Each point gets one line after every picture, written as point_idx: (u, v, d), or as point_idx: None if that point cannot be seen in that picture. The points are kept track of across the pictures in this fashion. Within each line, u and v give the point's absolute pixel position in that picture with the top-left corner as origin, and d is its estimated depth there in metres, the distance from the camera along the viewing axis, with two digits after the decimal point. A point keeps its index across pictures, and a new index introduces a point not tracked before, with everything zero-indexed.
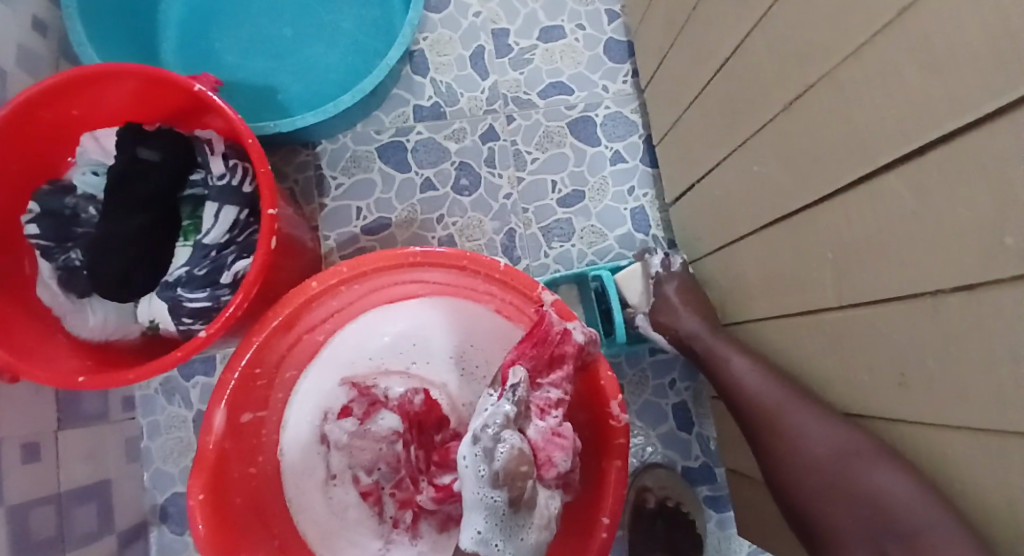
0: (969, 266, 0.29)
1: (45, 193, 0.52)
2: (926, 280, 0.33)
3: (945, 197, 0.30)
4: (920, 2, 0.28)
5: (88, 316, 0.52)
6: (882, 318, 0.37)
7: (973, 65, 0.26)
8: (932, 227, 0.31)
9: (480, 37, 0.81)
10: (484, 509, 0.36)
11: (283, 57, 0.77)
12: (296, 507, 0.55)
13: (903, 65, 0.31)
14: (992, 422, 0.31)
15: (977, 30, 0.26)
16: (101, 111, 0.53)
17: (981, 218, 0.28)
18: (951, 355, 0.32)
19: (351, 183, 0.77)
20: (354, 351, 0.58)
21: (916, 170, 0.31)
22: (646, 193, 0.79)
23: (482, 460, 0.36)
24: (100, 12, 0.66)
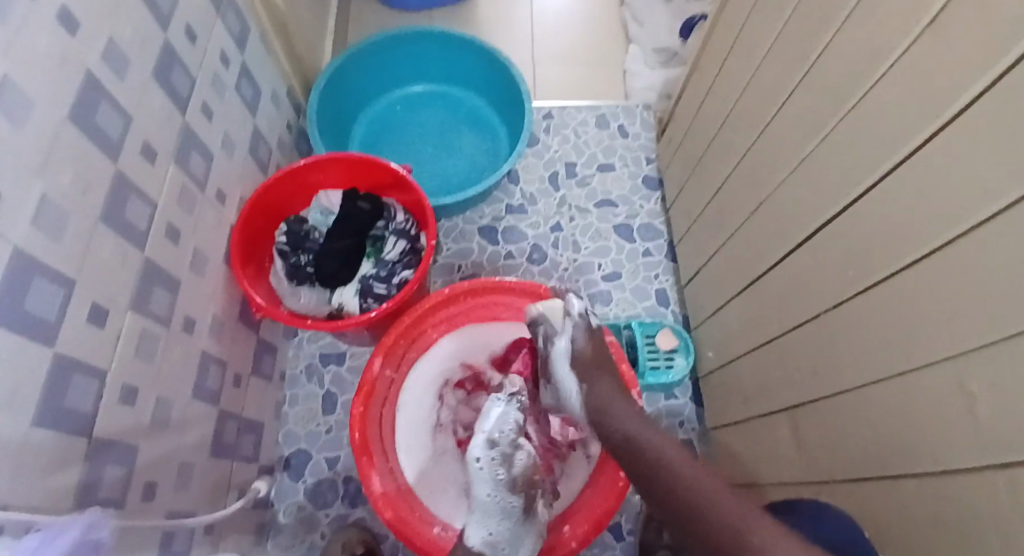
0: (855, 275, 0.56)
1: (292, 221, 0.87)
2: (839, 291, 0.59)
3: (845, 243, 0.57)
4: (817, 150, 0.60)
5: (301, 295, 0.83)
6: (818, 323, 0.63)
7: (846, 173, 0.56)
8: (841, 258, 0.59)
9: (556, 165, 1.17)
10: (504, 510, 0.63)
11: (424, 165, 1.16)
12: (406, 443, 0.78)
13: None
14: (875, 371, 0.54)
15: (851, 159, 0.55)
16: (332, 180, 0.89)
17: (858, 248, 0.55)
18: (850, 333, 0.57)
19: (456, 248, 1.09)
20: (465, 346, 0.85)
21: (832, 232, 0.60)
22: (668, 279, 1.08)
23: (495, 462, 0.62)
24: (326, 127, 1.06)
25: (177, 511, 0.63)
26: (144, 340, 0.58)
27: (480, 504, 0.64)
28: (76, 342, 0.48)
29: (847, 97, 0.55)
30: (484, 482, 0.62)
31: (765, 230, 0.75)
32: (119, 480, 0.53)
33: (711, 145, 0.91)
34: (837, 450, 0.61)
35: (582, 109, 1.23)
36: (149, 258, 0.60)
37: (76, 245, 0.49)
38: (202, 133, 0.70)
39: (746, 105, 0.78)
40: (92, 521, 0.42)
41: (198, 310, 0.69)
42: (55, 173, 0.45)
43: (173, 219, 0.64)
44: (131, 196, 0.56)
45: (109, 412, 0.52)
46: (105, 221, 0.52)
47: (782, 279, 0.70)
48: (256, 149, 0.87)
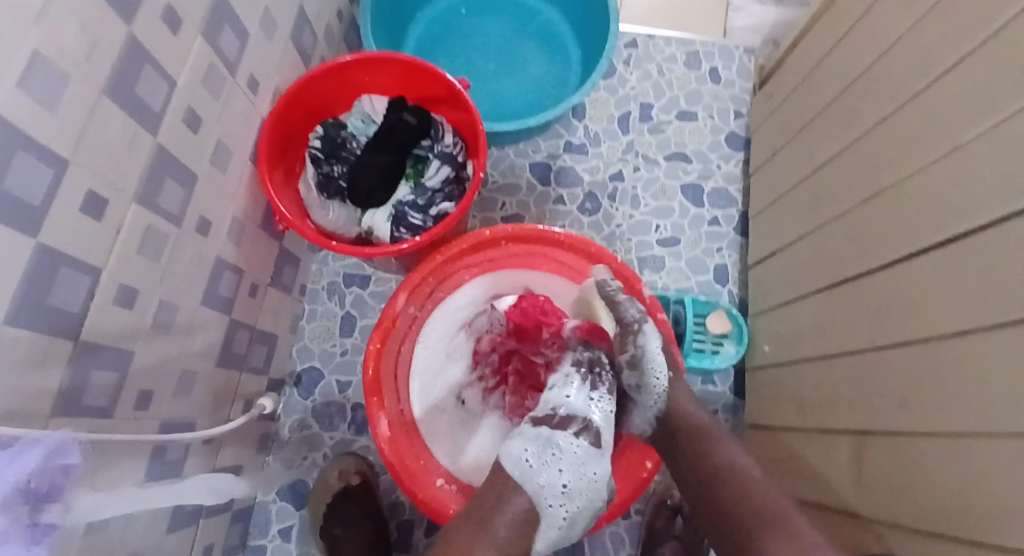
0: (993, 309, 0.45)
1: (329, 124, 0.78)
2: (968, 322, 0.47)
3: (1007, 267, 0.44)
4: (993, 139, 0.47)
5: (329, 211, 0.75)
6: (928, 352, 0.52)
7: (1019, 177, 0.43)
8: (984, 277, 0.46)
9: (630, 104, 1.03)
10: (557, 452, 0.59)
11: (482, 83, 1.03)
12: (414, 377, 0.75)
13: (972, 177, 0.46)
14: (988, 428, 0.44)
15: None
16: (378, 83, 0.79)
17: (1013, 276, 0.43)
18: (974, 377, 0.46)
19: (503, 182, 0.99)
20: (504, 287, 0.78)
21: (977, 241, 0.47)
22: (731, 255, 0.97)
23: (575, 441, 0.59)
24: (379, 20, 0.94)
25: (173, 421, 0.59)
26: (150, 238, 0.51)
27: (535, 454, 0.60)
28: (70, 236, 0.41)
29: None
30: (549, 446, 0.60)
31: (876, 226, 0.62)
32: (108, 388, 0.49)
33: (826, 108, 0.76)
34: (908, 496, 0.53)
35: (672, 42, 1.06)
36: (163, 145, 0.51)
37: (75, 114, 0.40)
38: (240, 5, 0.60)
39: (893, 66, 0.63)
40: (59, 445, 0.41)
41: (217, 211, 0.62)
42: (55, 28, 0.36)
43: (196, 103, 0.55)
44: (148, 67, 0.47)
45: (104, 313, 0.47)
46: (113, 93, 0.43)
47: (887, 287, 0.59)
48: (299, 35, 0.76)
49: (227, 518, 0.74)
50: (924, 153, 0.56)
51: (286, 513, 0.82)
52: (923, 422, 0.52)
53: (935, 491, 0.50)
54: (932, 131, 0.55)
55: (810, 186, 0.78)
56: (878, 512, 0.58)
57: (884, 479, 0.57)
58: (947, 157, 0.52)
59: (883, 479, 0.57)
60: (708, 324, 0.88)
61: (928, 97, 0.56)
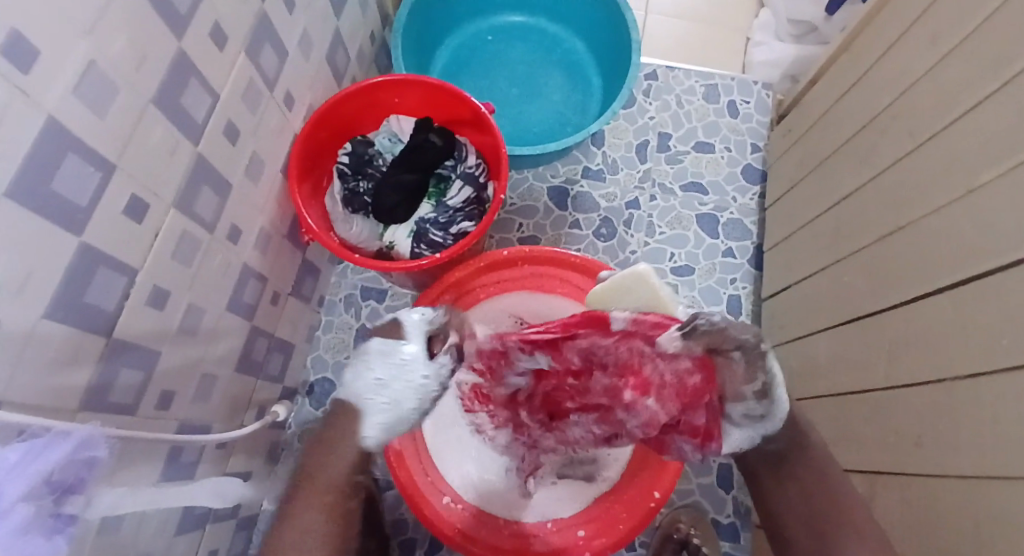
0: (1010, 351, 0.45)
1: (358, 141, 0.81)
2: (988, 363, 0.47)
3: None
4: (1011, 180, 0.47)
5: (353, 226, 0.77)
6: (945, 393, 0.52)
7: None
8: (999, 316, 0.47)
9: (648, 134, 1.05)
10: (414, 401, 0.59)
11: (505, 108, 1.06)
12: None
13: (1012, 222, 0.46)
14: (1005, 472, 0.44)
15: None
16: (407, 105, 0.82)
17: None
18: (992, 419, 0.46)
19: (521, 205, 1.01)
20: (518, 309, 0.79)
21: (993, 283, 0.48)
22: (745, 287, 0.98)
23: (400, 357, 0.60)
24: (409, 45, 0.97)
25: (191, 423, 0.60)
26: (184, 243, 0.53)
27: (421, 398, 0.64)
28: (110, 237, 0.43)
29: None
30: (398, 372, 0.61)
31: (893, 264, 0.63)
32: (133, 387, 0.50)
33: (844, 144, 0.77)
34: (921, 537, 0.53)
35: (691, 75, 1.09)
36: (202, 155, 0.53)
37: (122, 121, 0.42)
38: (281, 25, 0.63)
39: (912, 107, 0.64)
40: (88, 438, 0.42)
41: (247, 220, 0.64)
42: (106, 37, 0.38)
43: (235, 116, 0.57)
44: (193, 80, 0.49)
45: (136, 313, 0.48)
46: (159, 103, 0.46)
47: (901, 326, 0.60)
48: (333, 55, 0.80)
49: (233, 526, 0.74)
50: (941, 194, 0.57)
51: None
52: (936, 462, 0.52)
53: (948, 532, 0.49)
54: (951, 173, 0.56)
55: (827, 222, 0.78)
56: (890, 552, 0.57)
57: (898, 519, 0.56)
58: (963, 199, 0.54)
59: (897, 520, 0.56)
60: None
61: (948, 138, 0.57)
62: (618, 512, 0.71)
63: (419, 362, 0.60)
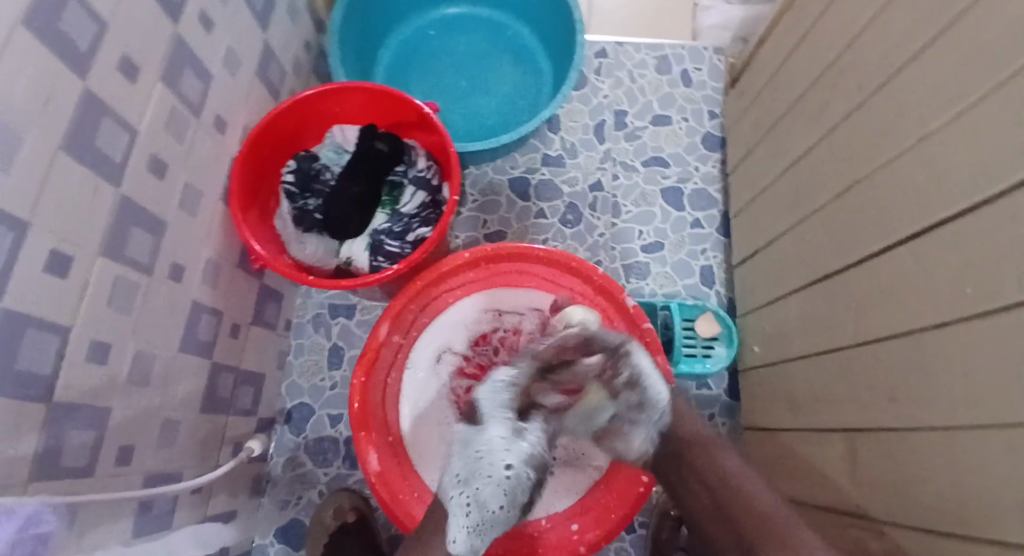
0: (974, 297, 0.44)
1: (301, 157, 0.77)
2: (953, 312, 0.47)
3: (986, 255, 0.43)
4: (958, 127, 0.47)
5: (307, 246, 0.74)
6: (915, 343, 0.51)
7: (995, 165, 0.43)
8: (964, 262, 0.46)
9: (604, 113, 1.03)
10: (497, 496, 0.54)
11: (456, 103, 1.04)
12: (402, 401, 0.73)
13: (966, 169, 0.46)
14: (980, 422, 0.43)
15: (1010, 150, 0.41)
16: (349, 113, 0.79)
17: (988, 258, 0.43)
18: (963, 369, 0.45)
19: (483, 200, 0.99)
20: (489, 309, 0.77)
21: (952, 230, 0.48)
22: (716, 256, 0.97)
23: (532, 477, 0.49)
24: (348, 49, 0.94)
25: (158, 473, 0.58)
26: (120, 290, 0.50)
27: (471, 534, 0.48)
28: (34, 298, 0.40)
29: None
30: (519, 487, 0.48)
31: (854, 219, 0.62)
32: (86, 448, 0.48)
33: (797, 103, 0.77)
34: (902, 491, 0.53)
35: (641, 48, 1.07)
36: (127, 195, 0.50)
37: (32, 176, 0.39)
38: (200, 47, 0.59)
39: (858, 61, 0.63)
40: (34, 514, 0.40)
41: (189, 254, 0.61)
42: (3, 88, 0.35)
43: (160, 149, 0.54)
44: (106, 119, 0.46)
45: (76, 372, 0.46)
46: (70, 149, 0.43)
47: (868, 282, 0.59)
48: (266, 71, 0.76)
49: None
50: (893, 144, 0.56)
51: (285, 554, 0.80)
52: (912, 416, 0.52)
53: (928, 486, 0.49)
54: (902, 123, 0.55)
55: (788, 183, 0.78)
56: (874, 507, 0.57)
57: (880, 476, 0.56)
58: (914, 148, 0.53)
59: (879, 476, 0.56)
60: (697, 327, 0.88)
61: (896, 87, 0.56)
62: (609, 501, 0.70)
63: (497, 450, 0.49)
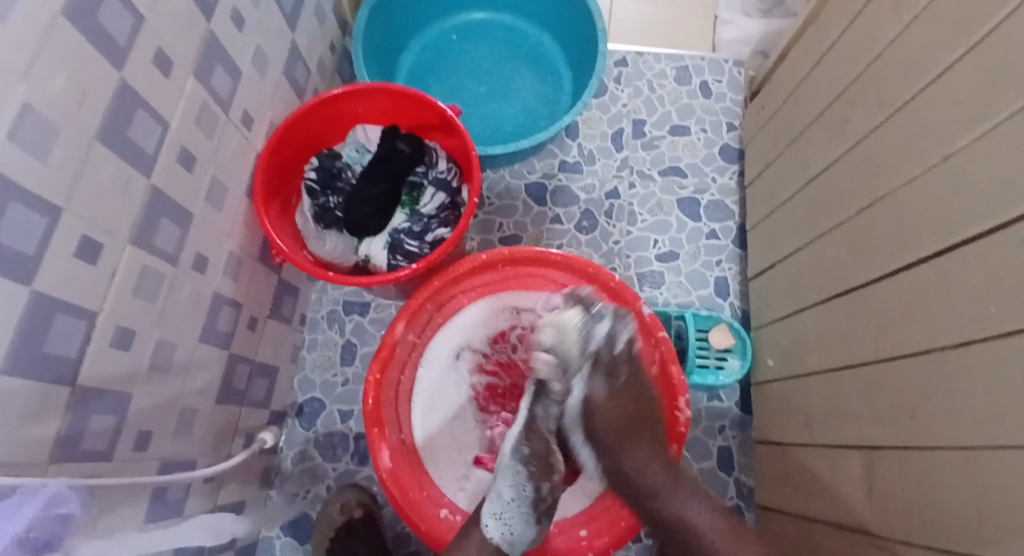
0: (997, 317, 0.44)
1: (324, 155, 0.78)
2: (975, 332, 0.47)
3: (1011, 276, 0.43)
4: (984, 146, 0.47)
5: (326, 242, 0.75)
6: (936, 362, 0.51)
7: (1021, 186, 0.42)
8: (989, 282, 0.46)
9: (623, 121, 1.04)
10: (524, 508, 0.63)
11: (476, 107, 1.04)
12: (416, 400, 0.74)
13: (992, 189, 0.46)
14: (1000, 443, 0.43)
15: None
16: (372, 113, 0.80)
17: (1013, 278, 0.43)
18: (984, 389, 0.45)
19: (500, 204, 0.99)
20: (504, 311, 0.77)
21: (976, 249, 0.47)
22: (731, 268, 0.97)
23: (523, 472, 0.63)
24: (372, 51, 0.95)
25: (173, 461, 0.59)
26: (146, 279, 0.51)
27: (499, 520, 0.62)
28: (65, 282, 0.41)
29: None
30: (521, 477, 0.63)
31: (875, 235, 0.62)
32: (107, 432, 0.48)
33: (817, 118, 0.77)
34: (918, 511, 0.52)
35: (661, 59, 1.07)
36: (157, 186, 0.51)
37: (68, 164, 0.40)
38: (231, 44, 0.61)
39: (882, 77, 0.63)
40: (57, 494, 0.40)
41: (213, 246, 0.62)
42: (44, 78, 0.36)
43: (190, 142, 0.55)
44: (140, 111, 0.47)
45: (102, 357, 0.47)
46: (105, 139, 0.43)
47: (887, 299, 0.59)
48: (292, 69, 0.78)
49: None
50: (917, 161, 0.56)
51: (291, 547, 0.81)
52: (931, 434, 0.51)
53: (947, 503, 0.49)
54: (927, 141, 0.55)
55: (806, 197, 0.78)
56: (890, 525, 0.57)
57: (897, 495, 0.56)
58: (937, 166, 0.53)
59: (896, 495, 0.56)
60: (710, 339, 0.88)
61: (922, 104, 0.56)
62: (620, 508, 0.70)
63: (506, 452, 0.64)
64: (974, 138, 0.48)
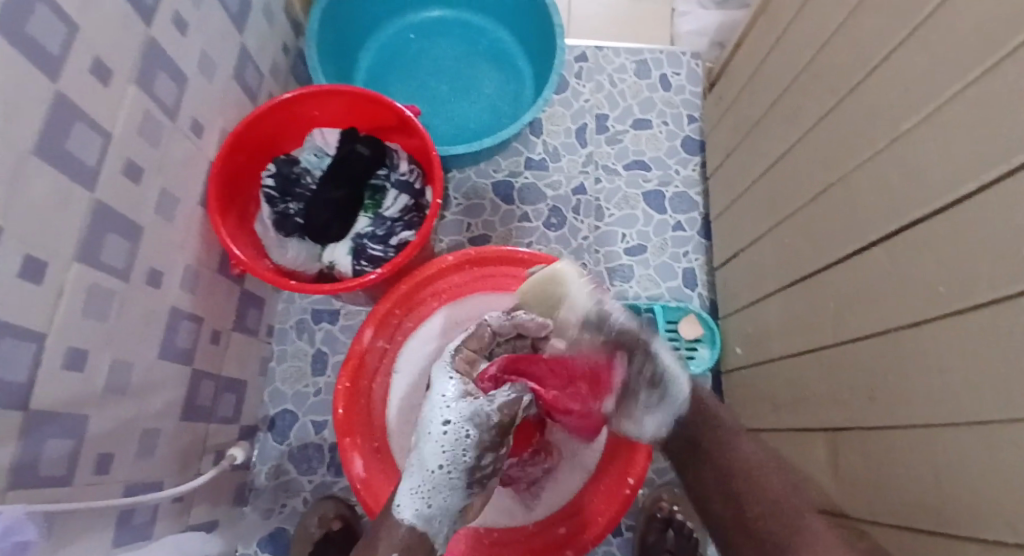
0: (944, 296, 0.46)
1: (282, 161, 0.76)
2: (923, 309, 0.48)
3: (957, 254, 0.45)
4: (925, 130, 0.48)
5: (288, 250, 0.73)
6: (890, 341, 0.53)
7: (960, 167, 0.44)
8: (937, 260, 0.47)
9: (585, 117, 1.04)
10: (457, 487, 0.51)
11: (439, 107, 1.04)
12: (389, 408, 0.72)
13: (934, 171, 0.47)
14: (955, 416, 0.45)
15: (975, 153, 0.43)
16: (330, 116, 0.79)
17: (957, 256, 0.45)
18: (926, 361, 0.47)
19: (467, 205, 0.99)
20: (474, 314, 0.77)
21: (922, 229, 0.49)
22: (698, 258, 0.99)
23: (472, 436, 0.51)
24: (328, 54, 0.94)
25: (137, 484, 0.57)
26: (96, 297, 0.50)
27: (417, 495, 0.50)
28: (6, 304, 0.40)
29: (995, 52, 0.41)
30: (461, 446, 0.51)
31: (830, 220, 0.64)
32: (64, 458, 0.47)
33: (773, 106, 0.78)
34: (884, 485, 0.54)
35: (620, 53, 1.08)
36: (103, 199, 0.49)
37: (2, 180, 0.38)
38: (174, 51, 0.59)
39: (829, 65, 0.65)
40: (13, 523, 0.38)
41: (167, 261, 0.60)
42: None
43: (135, 154, 0.54)
44: (79, 122, 0.46)
45: (52, 380, 0.45)
46: (41, 153, 0.42)
47: (844, 282, 0.61)
48: (244, 75, 0.76)
49: None
50: (864, 147, 0.58)
51: None
52: (890, 413, 0.53)
53: (908, 480, 0.51)
54: (873, 126, 0.56)
55: (765, 186, 0.79)
56: (858, 499, 0.58)
57: (863, 471, 0.57)
58: (887, 148, 0.54)
59: (862, 472, 0.57)
60: (680, 330, 0.90)
61: (866, 91, 0.58)
62: (597, 503, 0.71)
63: (438, 409, 0.53)
64: (916, 122, 0.50)
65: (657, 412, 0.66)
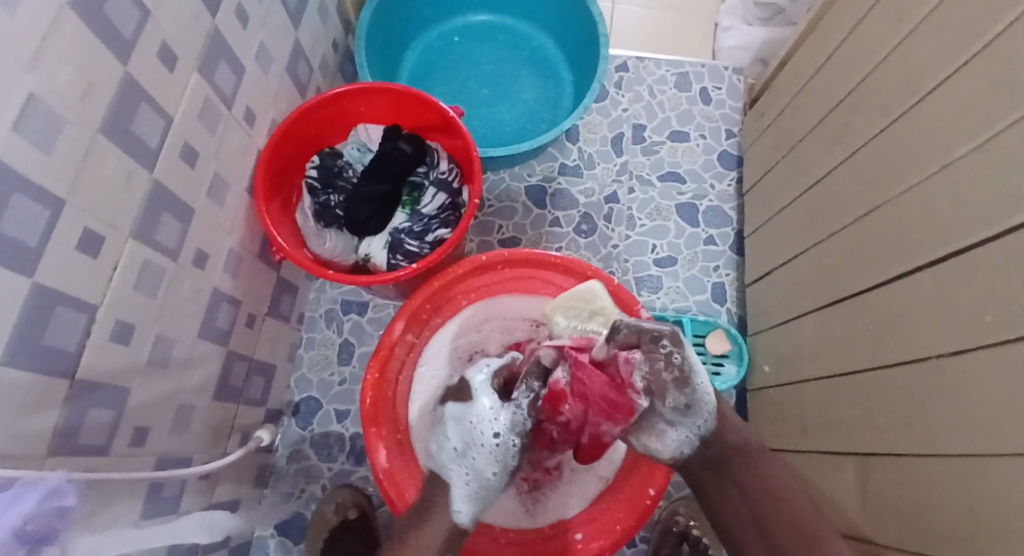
0: (991, 327, 0.45)
1: (327, 154, 0.78)
2: (968, 340, 0.47)
3: (1007, 285, 0.44)
4: (981, 157, 0.48)
5: (326, 240, 0.74)
6: (930, 370, 0.52)
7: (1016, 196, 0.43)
8: (985, 291, 0.46)
9: (623, 126, 1.04)
10: (503, 485, 0.56)
11: (478, 109, 1.05)
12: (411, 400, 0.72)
13: (988, 199, 0.46)
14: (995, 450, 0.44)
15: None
16: (375, 113, 0.80)
17: (1008, 286, 0.44)
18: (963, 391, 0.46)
19: (500, 206, 1.00)
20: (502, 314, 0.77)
21: (971, 258, 0.48)
22: (728, 273, 0.98)
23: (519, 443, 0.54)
24: (375, 51, 0.96)
25: (169, 457, 0.59)
26: (147, 273, 0.51)
27: (471, 499, 0.55)
28: (66, 275, 0.41)
29: None
30: (500, 461, 0.54)
31: (873, 243, 0.63)
32: (105, 427, 0.48)
33: (818, 126, 0.77)
34: (916, 518, 0.53)
35: (662, 64, 1.08)
36: (160, 180, 0.51)
37: (72, 158, 0.40)
38: (236, 41, 0.61)
39: (880, 87, 0.64)
40: (55, 486, 0.40)
41: (213, 241, 0.62)
42: (50, 71, 0.36)
43: (193, 139, 0.55)
44: (145, 105, 0.47)
45: (101, 351, 0.47)
46: (109, 133, 0.43)
47: (886, 307, 0.59)
48: (295, 68, 0.78)
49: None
50: (914, 171, 0.57)
51: (285, 548, 0.80)
52: (927, 442, 0.52)
53: (946, 515, 0.49)
54: (924, 150, 0.56)
55: (805, 205, 0.78)
56: (887, 529, 0.57)
57: (894, 501, 0.56)
58: (937, 174, 0.53)
59: (892, 501, 0.56)
60: (707, 344, 0.89)
61: (919, 115, 0.57)
62: (616, 512, 0.70)
63: (487, 420, 0.54)
64: (971, 148, 0.49)
65: (683, 424, 0.57)
